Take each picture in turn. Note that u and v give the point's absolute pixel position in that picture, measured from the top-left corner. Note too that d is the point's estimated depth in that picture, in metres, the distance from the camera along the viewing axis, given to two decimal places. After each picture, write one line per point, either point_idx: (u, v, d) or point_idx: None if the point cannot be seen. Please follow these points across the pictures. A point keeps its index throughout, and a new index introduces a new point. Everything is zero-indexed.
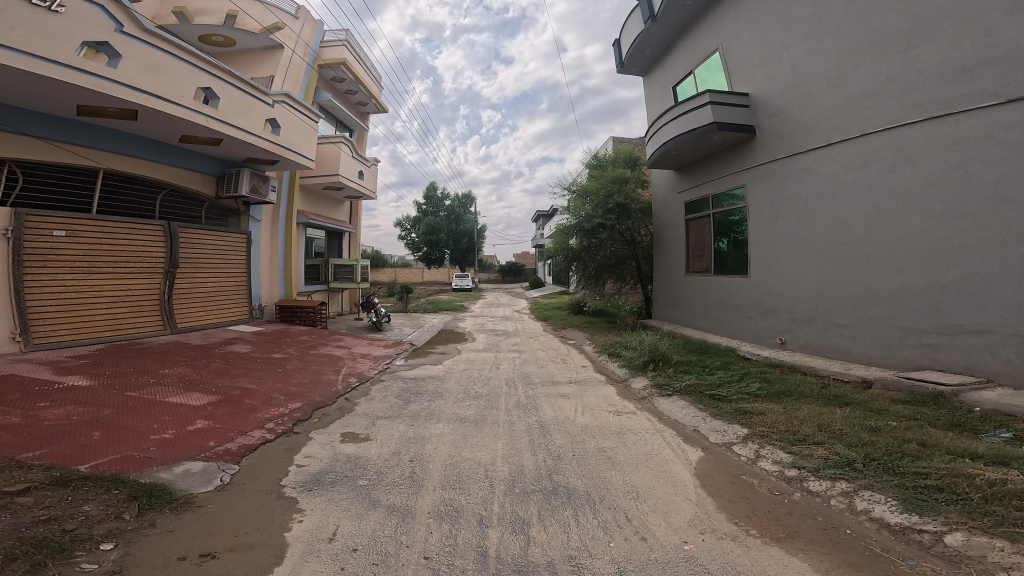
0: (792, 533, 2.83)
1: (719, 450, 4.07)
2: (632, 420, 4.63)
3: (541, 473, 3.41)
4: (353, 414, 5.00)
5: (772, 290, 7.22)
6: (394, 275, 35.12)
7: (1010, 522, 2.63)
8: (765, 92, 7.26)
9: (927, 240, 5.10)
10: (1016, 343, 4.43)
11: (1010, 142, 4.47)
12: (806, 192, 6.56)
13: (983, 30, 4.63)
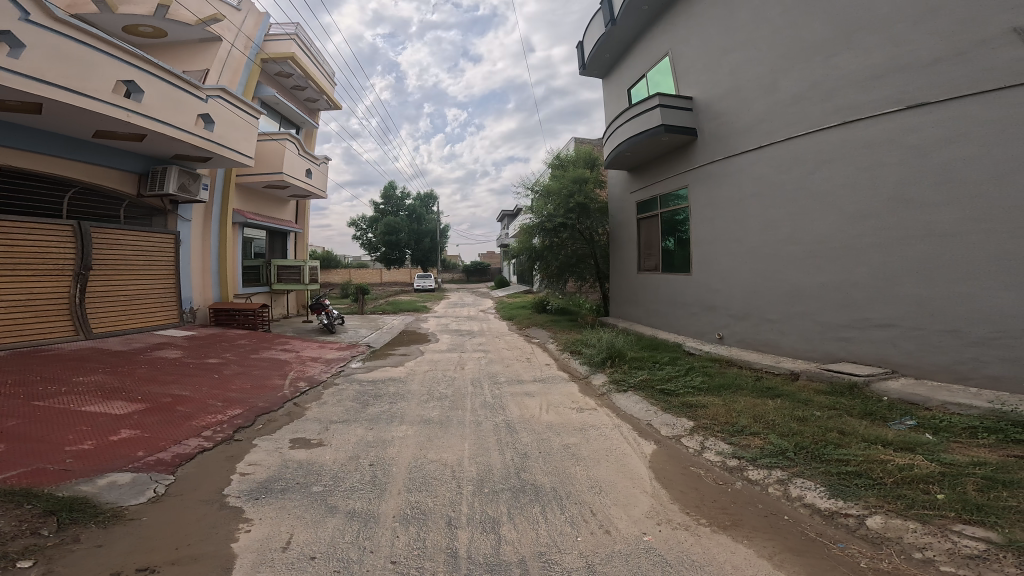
0: (738, 521, 2.99)
1: (669, 442, 4.21)
2: (593, 417, 4.70)
3: (510, 472, 3.37)
4: (302, 419, 4.71)
5: (712, 287, 7.62)
6: (348, 276, 33.86)
7: (919, 505, 2.90)
8: (708, 95, 7.66)
9: (841, 239, 5.60)
10: (913, 336, 4.93)
11: (908, 145, 4.96)
12: (741, 193, 7.01)
13: (891, 39, 5.08)
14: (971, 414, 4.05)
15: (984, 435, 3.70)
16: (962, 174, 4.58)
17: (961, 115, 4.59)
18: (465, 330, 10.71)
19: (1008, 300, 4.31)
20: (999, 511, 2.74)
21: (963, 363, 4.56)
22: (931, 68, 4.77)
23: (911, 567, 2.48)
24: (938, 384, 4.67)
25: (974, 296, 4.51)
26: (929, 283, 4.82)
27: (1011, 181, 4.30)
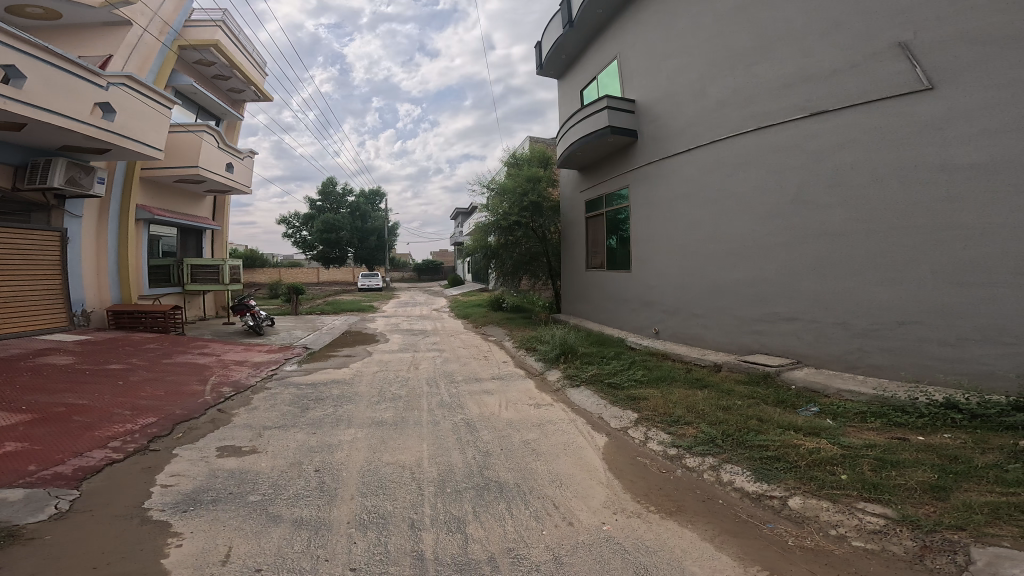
0: (681, 506, 3.16)
1: (617, 434, 4.34)
2: (551, 412, 4.74)
3: (472, 470, 3.32)
4: (230, 426, 4.27)
5: (649, 285, 7.92)
6: (281, 275, 31.65)
7: (829, 485, 3.17)
8: (647, 99, 7.94)
9: (754, 237, 6.02)
10: (811, 328, 5.39)
11: (808, 151, 5.37)
12: (671, 194, 7.34)
13: (801, 51, 5.46)
14: (861, 400, 4.46)
15: (879, 419, 4.08)
16: (850, 178, 5.01)
17: (851, 122, 4.98)
18: (417, 329, 10.42)
19: (885, 295, 4.75)
20: (893, 488, 3.05)
21: (851, 353, 5.01)
22: (833, 77, 5.15)
23: (835, 545, 2.73)
24: (833, 373, 5.10)
25: (859, 291, 4.94)
26: (824, 279, 5.25)
27: (889, 184, 4.71)
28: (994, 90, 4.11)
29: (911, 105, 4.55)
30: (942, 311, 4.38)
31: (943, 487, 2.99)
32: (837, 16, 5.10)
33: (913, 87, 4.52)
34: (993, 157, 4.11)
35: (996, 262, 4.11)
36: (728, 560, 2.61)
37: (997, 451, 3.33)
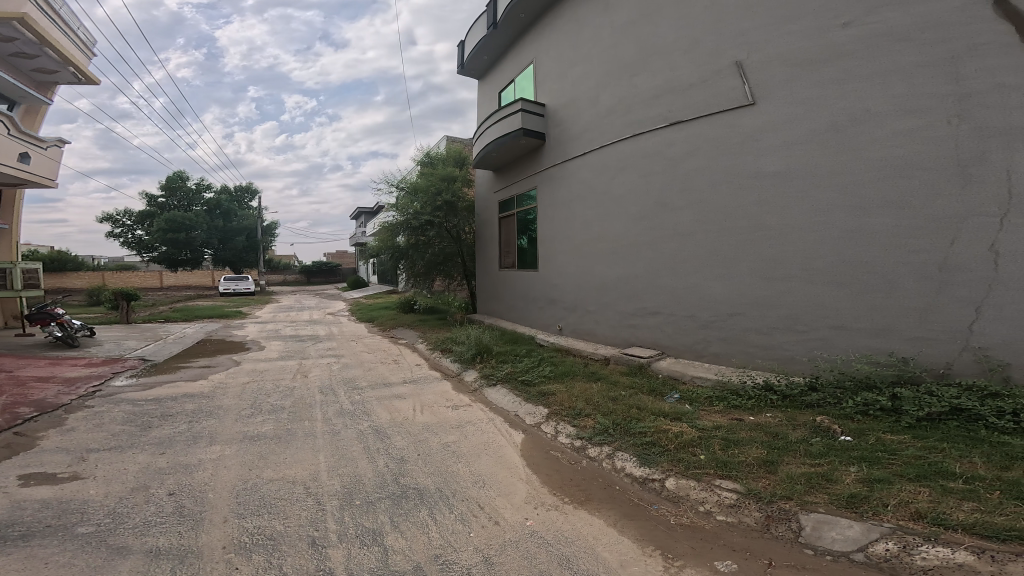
0: (589, 496, 3.29)
1: (533, 430, 4.34)
2: (469, 413, 4.57)
3: (385, 480, 3.10)
4: (37, 450, 3.22)
5: (554, 284, 8.03)
6: (104, 280, 25.61)
7: (693, 466, 3.49)
8: (555, 102, 7.97)
9: (628, 237, 6.40)
10: (670, 322, 5.83)
11: (667, 157, 5.81)
12: (571, 196, 7.53)
13: (669, 66, 5.83)
14: (708, 385, 4.87)
15: (720, 402, 4.49)
16: (696, 183, 5.49)
17: (696, 133, 5.47)
18: (307, 334, 9.35)
19: (719, 288, 5.28)
20: (739, 465, 3.45)
21: (698, 342, 5.51)
22: (688, 91, 5.57)
23: (708, 522, 3.01)
24: (687, 361, 5.55)
25: (700, 284, 5.47)
26: (676, 275, 5.73)
27: (722, 189, 5.24)
28: (794, 107, 4.65)
29: (739, 119, 5.07)
30: (759, 302, 4.95)
31: (772, 461, 3.43)
32: (697, 35, 5.49)
33: (740, 101, 5.05)
34: (788, 166, 4.70)
35: (790, 259, 4.71)
36: (631, 543, 2.79)
37: (803, 427, 3.83)
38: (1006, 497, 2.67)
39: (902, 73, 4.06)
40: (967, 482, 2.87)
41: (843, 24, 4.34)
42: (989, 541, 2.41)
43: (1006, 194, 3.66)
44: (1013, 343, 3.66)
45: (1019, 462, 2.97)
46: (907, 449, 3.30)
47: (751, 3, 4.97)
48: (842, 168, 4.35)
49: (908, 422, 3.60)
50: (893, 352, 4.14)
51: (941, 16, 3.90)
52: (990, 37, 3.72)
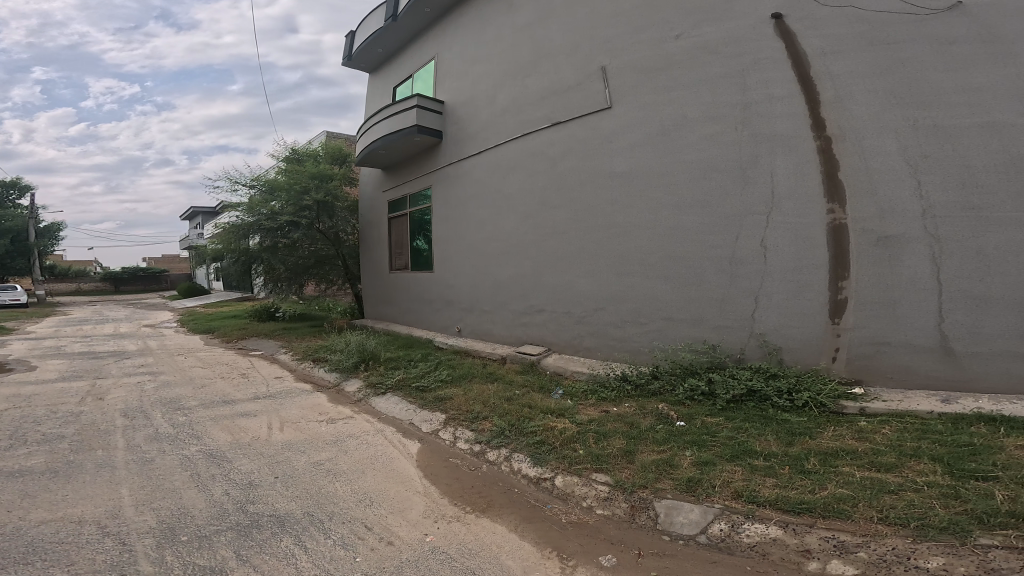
0: (490, 500, 3.16)
1: (430, 438, 3.99)
2: (350, 425, 4.03)
3: (226, 509, 2.51)
4: None
5: (449, 284, 7.61)
6: None
7: (576, 461, 3.55)
8: (452, 101, 7.56)
9: (515, 236, 6.42)
10: (553, 318, 5.98)
11: (548, 156, 5.96)
12: (466, 194, 7.22)
13: (554, 69, 5.97)
14: (583, 380, 5.07)
15: (592, 396, 4.69)
16: (571, 182, 5.73)
17: (572, 134, 5.71)
18: (109, 349, 7.33)
19: (586, 283, 5.62)
20: (608, 458, 3.60)
21: (574, 337, 5.75)
22: (567, 93, 5.78)
23: (590, 516, 3.17)
24: (569, 357, 5.74)
25: (571, 282, 5.77)
26: (555, 272, 5.92)
27: (587, 187, 5.59)
28: (639, 111, 5.13)
29: (601, 122, 5.44)
30: (613, 297, 5.38)
31: (631, 450, 3.68)
32: (577, 40, 5.72)
33: (601, 105, 5.43)
34: (633, 167, 5.19)
35: (633, 256, 5.21)
36: (529, 546, 2.82)
37: (650, 415, 4.21)
38: (793, 472, 3.25)
39: (712, 81, 4.73)
40: (766, 459, 3.45)
41: (675, 36, 4.92)
42: (788, 513, 2.90)
43: (768, 196, 4.49)
44: (781, 328, 4.48)
45: (797, 434, 3.71)
46: (721, 431, 3.87)
47: (617, 12, 5.33)
48: (665, 170, 4.97)
49: (722, 403, 4.23)
50: (705, 340, 4.82)
51: (741, 32, 4.60)
52: (768, 52, 4.49)
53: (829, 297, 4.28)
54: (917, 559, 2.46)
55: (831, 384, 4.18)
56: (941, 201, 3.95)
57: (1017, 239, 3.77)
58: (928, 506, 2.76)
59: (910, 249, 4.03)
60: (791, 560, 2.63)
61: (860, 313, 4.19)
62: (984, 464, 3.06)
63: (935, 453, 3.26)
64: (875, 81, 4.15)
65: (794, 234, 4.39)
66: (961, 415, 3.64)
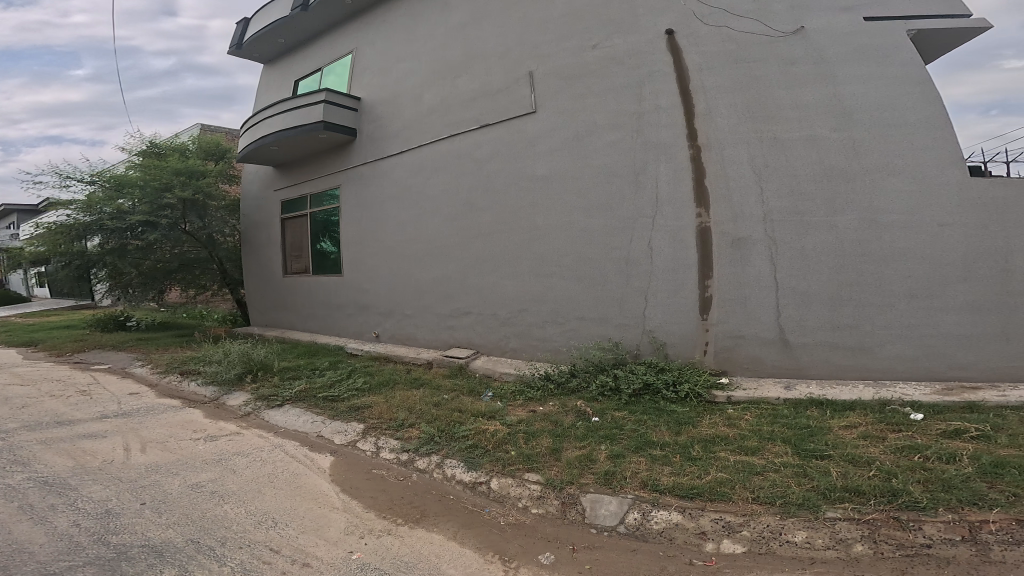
0: (425, 511, 3.02)
1: (347, 450, 3.80)
2: (238, 442, 3.80)
3: (81, 542, 2.32)
4: None
5: (361, 287, 7.33)
6: None
7: (509, 462, 3.51)
8: (371, 99, 7.37)
9: (440, 237, 6.40)
10: (479, 321, 6.05)
11: (475, 157, 6.07)
12: (384, 194, 7.05)
13: (484, 71, 6.09)
14: (512, 380, 5.16)
15: (520, 396, 4.75)
16: (497, 184, 5.90)
17: (499, 136, 5.89)
18: None
19: (511, 286, 5.79)
20: (538, 457, 3.60)
21: (501, 339, 5.87)
22: (495, 96, 5.95)
23: (526, 516, 3.13)
24: (497, 359, 5.84)
25: (496, 283, 5.90)
26: (481, 274, 6.02)
27: (511, 189, 5.80)
28: (559, 118, 5.49)
29: (527, 125, 5.69)
30: (536, 298, 5.61)
31: (557, 448, 3.72)
32: (508, 44, 5.90)
33: (527, 109, 5.69)
34: (553, 170, 5.50)
35: (551, 257, 5.51)
36: (472, 553, 2.66)
37: (572, 413, 4.35)
38: (684, 460, 3.59)
39: (617, 91, 5.21)
40: (661, 448, 3.78)
41: (592, 46, 5.35)
42: (685, 499, 3.18)
43: (653, 201, 5.04)
44: (663, 325, 5.03)
45: (684, 424, 4.12)
46: (627, 424, 4.12)
47: (546, 20, 5.64)
48: (577, 174, 5.37)
49: (626, 397, 4.54)
50: (610, 337, 5.25)
51: (641, 46, 5.14)
52: (660, 65, 5.05)
53: (699, 295, 4.90)
54: (787, 535, 2.85)
55: (704, 374, 4.76)
56: (776, 206, 4.69)
57: (829, 241, 4.57)
58: (787, 485, 3.17)
59: (755, 249, 4.75)
60: (692, 542, 2.92)
61: (720, 309, 4.86)
62: (822, 444, 3.65)
63: (785, 436, 3.82)
64: (736, 97, 4.85)
65: (673, 238, 4.98)
66: (800, 401, 4.37)
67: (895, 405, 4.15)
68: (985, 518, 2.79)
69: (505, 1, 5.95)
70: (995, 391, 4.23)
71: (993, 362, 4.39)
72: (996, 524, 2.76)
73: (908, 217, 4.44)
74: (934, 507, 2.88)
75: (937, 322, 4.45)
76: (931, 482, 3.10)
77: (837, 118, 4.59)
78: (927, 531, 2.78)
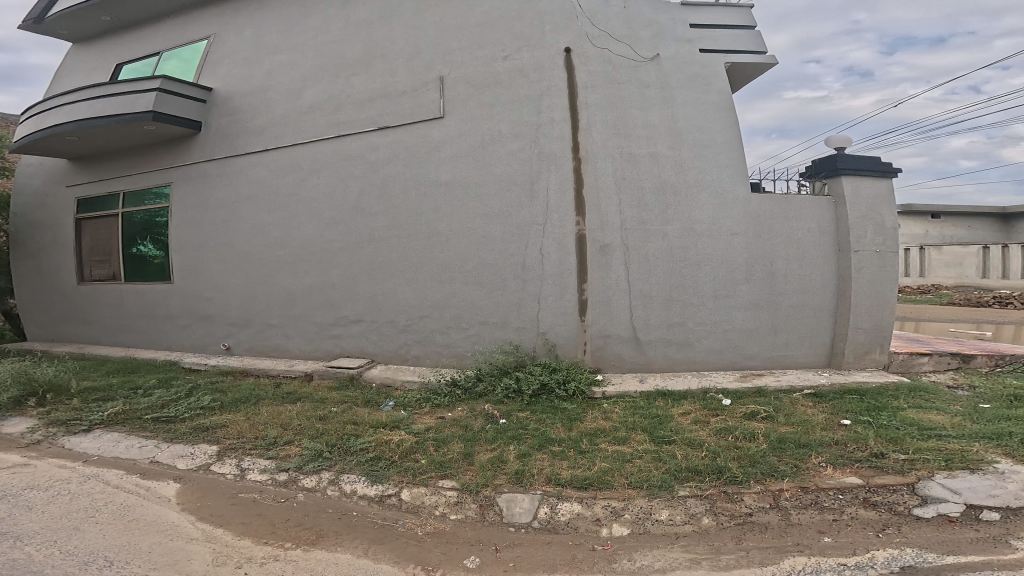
0: (323, 531, 2.99)
1: (200, 475, 3.77)
2: (39, 475, 3.74)
3: None
4: None
5: (203, 296, 7.25)
6: None
7: (420, 471, 3.53)
8: (226, 89, 7.17)
9: (317, 243, 6.53)
10: (373, 327, 6.28)
11: (369, 160, 6.22)
12: (236, 195, 7.00)
13: (388, 71, 6.21)
14: (415, 388, 5.40)
15: (427, 404, 4.93)
16: (392, 189, 6.13)
17: (396, 140, 6.12)
18: None
19: (409, 292, 6.06)
20: (451, 463, 3.63)
21: (402, 347, 6.14)
22: (399, 97, 6.13)
23: (445, 524, 3.08)
24: (398, 367, 6.09)
25: (393, 290, 6.14)
26: (377, 282, 6.21)
27: (410, 195, 6.05)
28: (467, 124, 5.85)
29: (429, 131, 5.98)
30: (437, 304, 5.95)
31: (470, 453, 3.74)
32: (419, 47, 6.10)
33: (433, 112, 5.96)
34: (456, 176, 5.87)
35: (454, 264, 5.87)
36: (390, 568, 2.63)
37: (481, 415, 4.52)
38: (576, 454, 3.73)
39: (519, 101, 5.71)
40: (558, 444, 3.88)
41: (504, 57, 5.79)
42: (582, 490, 3.31)
43: (544, 209, 5.61)
44: (556, 327, 5.60)
45: (574, 420, 4.35)
46: (530, 424, 4.25)
47: (460, 29, 5.97)
48: (480, 181, 5.78)
49: (527, 397, 4.85)
50: (512, 341, 5.70)
51: (543, 61, 5.68)
52: (557, 80, 5.65)
53: (577, 299, 5.55)
54: (655, 514, 3.10)
55: (585, 373, 5.28)
56: (629, 216, 5.52)
57: (662, 247, 5.48)
58: (649, 471, 3.49)
59: (615, 255, 5.50)
60: (591, 529, 3.00)
61: (594, 310, 5.53)
62: (668, 430, 4.14)
63: (643, 425, 4.26)
64: (608, 114, 5.58)
65: (558, 243, 5.58)
66: (650, 393, 4.99)
67: (713, 392, 5.02)
68: (782, 487, 3.31)
69: (415, 4, 6.18)
70: (772, 375, 5.46)
71: (769, 350, 5.60)
72: (788, 492, 3.28)
73: (713, 227, 5.50)
74: (749, 480, 3.36)
75: (731, 317, 5.56)
76: (742, 459, 3.63)
77: (670, 138, 5.56)
78: (748, 501, 3.20)
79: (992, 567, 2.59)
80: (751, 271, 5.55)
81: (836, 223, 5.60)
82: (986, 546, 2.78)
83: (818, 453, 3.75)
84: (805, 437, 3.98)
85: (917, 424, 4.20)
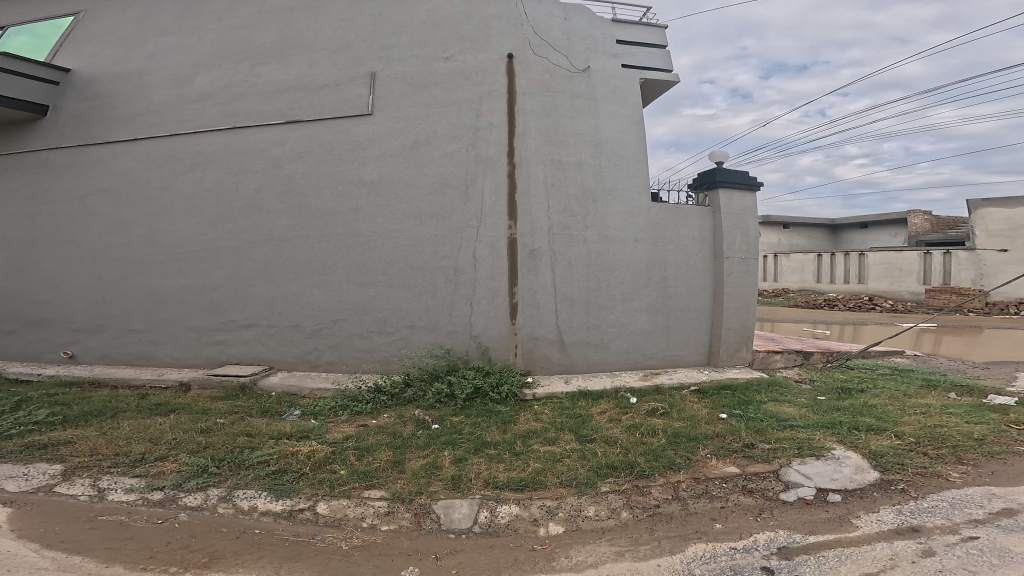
0: (216, 552, 2.69)
1: (40, 497, 3.20)
2: None
3: None
4: None
5: (34, 299, 6.10)
6: None
7: (337, 482, 3.30)
8: (88, 70, 6.14)
9: (198, 242, 5.80)
10: (270, 332, 5.75)
11: (272, 155, 5.72)
12: (87, 186, 5.97)
13: (309, 61, 5.80)
14: (329, 396, 5.07)
15: (345, 411, 4.67)
16: (297, 186, 5.69)
17: (309, 134, 5.71)
18: None
19: (320, 296, 5.67)
20: (377, 472, 3.45)
21: (309, 352, 5.70)
22: (317, 91, 5.75)
23: (374, 536, 2.91)
24: (304, 374, 5.66)
25: (300, 292, 5.69)
26: (281, 284, 5.71)
27: (324, 193, 5.68)
28: (397, 123, 5.69)
29: (355, 126, 5.68)
30: (354, 308, 5.65)
31: (399, 460, 3.60)
32: (349, 40, 5.78)
33: (362, 108, 5.68)
34: (380, 176, 5.65)
35: (375, 266, 5.63)
36: None
37: (411, 421, 4.39)
38: (511, 456, 3.77)
39: (459, 103, 5.72)
40: (494, 448, 3.89)
41: (446, 57, 5.76)
42: (517, 491, 3.34)
43: (478, 212, 5.67)
44: (486, 330, 5.66)
45: (508, 423, 4.41)
46: (465, 428, 4.23)
47: (394, 27, 5.79)
48: (411, 182, 5.65)
49: (461, 402, 4.83)
50: (443, 345, 5.65)
51: (486, 65, 5.76)
52: (497, 85, 5.75)
53: (508, 302, 5.67)
54: (583, 510, 3.23)
55: (516, 374, 5.41)
56: (554, 222, 5.77)
57: (582, 252, 5.82)
58: (576, 468, 3.64)
59: (542, 260, 5.72)
60: (530, 530, 3.03)
61: (524, 314, 5.69)
62: (590, 429, 4.36)
63: (568, 425, 4.44)
64: (541, 122, 5.81)
65: (491, 247, 5.66)
66: (575, 394, 5.23)
67: (623, 392, 5.40)
68: (679, 479, 3.62)
69: None
70: (666, 373, 6.05)
71: (662, 349, 6.20)
72: (685, 483, 3.60)
73: (622, 235, 5.97)
74: (654, 473, 3.64)
75: (635, 320, 6.06)
76: (647, 454, 3.93)
77: (594, 149, 5.94)
78: (655, 494, 3.47)
79: (841, 543, 2.97)
80: (650, 276, 6.10)
81: (713, 233, 6.35)
82: (835, 525, 3.20)
83: (705, 446, 4.19)
84: (694, 431, 4.44)
85: (776, 416, 4.88)
